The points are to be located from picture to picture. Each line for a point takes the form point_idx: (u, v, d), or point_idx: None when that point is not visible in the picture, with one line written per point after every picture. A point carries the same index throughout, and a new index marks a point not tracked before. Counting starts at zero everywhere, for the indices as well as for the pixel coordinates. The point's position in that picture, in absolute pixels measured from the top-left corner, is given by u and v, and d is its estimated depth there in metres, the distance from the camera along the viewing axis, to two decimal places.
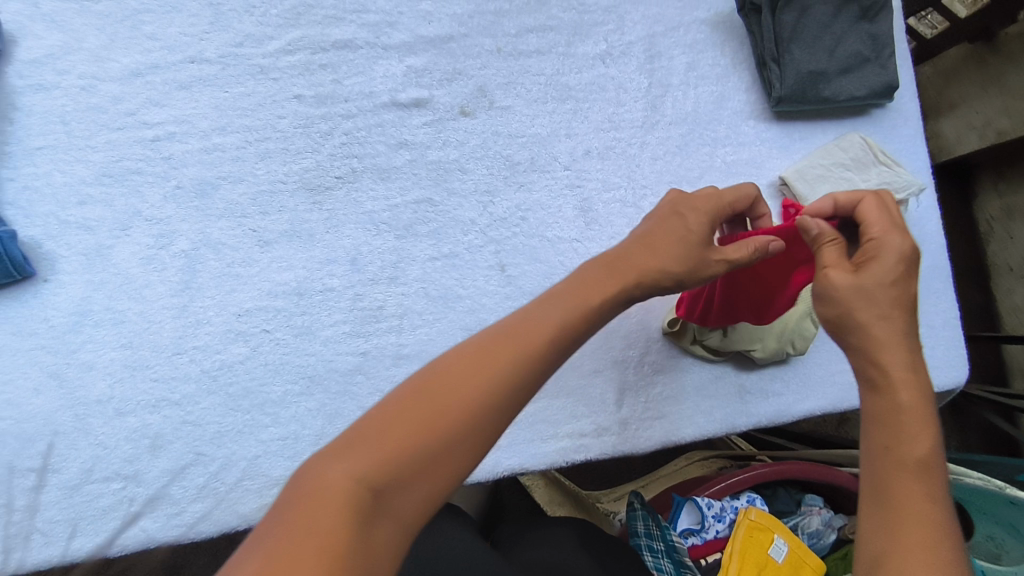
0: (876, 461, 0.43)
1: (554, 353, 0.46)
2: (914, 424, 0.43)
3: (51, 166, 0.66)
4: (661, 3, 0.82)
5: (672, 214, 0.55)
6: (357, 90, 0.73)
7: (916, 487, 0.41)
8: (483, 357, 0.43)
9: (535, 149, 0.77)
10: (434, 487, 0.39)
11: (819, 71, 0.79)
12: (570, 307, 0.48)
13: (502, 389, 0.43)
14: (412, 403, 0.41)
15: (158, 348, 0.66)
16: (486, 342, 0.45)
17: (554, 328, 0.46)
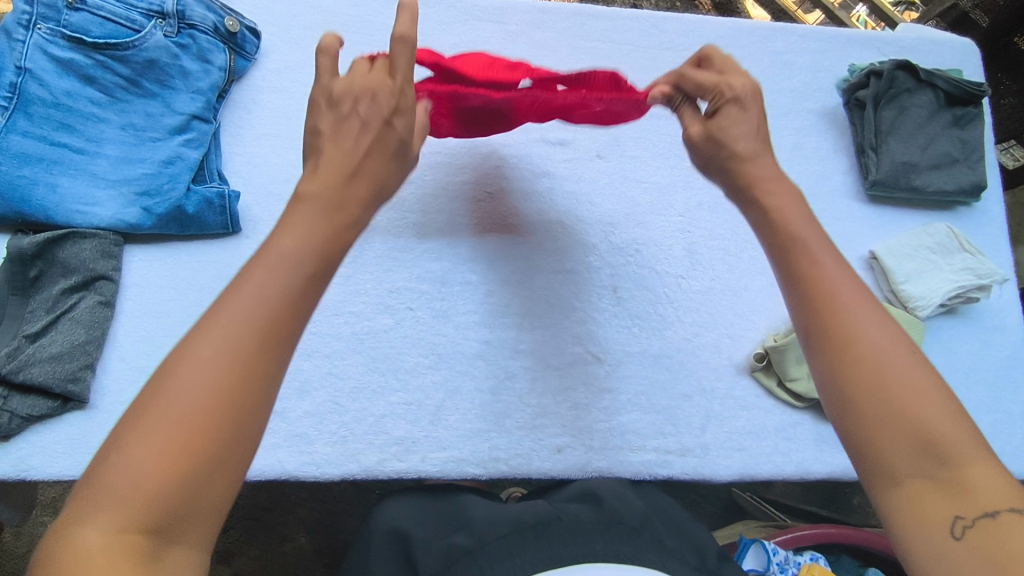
0: (828, 301, 0.52)
1: (311, 306, 0.47)
2: (863, 320, 0.50)
3: (271, 149, 0.81)
4: (775, 91, 0.95)
5: (338, 175, 0.51)
6: (515, 125, 0.88)
7: (874, 320, 0.51)
8: (209, 329, 0.42)
9: (655, 195, 0.88)
10: (225, 471, 0.40)
11: (912, 162, 0.88)
12: (307, 265, 0.47)
13: (259, 352, 0.43)
14: (184, 391, 0.40)
15: (321, 306, 0.78)
16: (227, 307, 0.43)
17: (280, 268, 0.46)
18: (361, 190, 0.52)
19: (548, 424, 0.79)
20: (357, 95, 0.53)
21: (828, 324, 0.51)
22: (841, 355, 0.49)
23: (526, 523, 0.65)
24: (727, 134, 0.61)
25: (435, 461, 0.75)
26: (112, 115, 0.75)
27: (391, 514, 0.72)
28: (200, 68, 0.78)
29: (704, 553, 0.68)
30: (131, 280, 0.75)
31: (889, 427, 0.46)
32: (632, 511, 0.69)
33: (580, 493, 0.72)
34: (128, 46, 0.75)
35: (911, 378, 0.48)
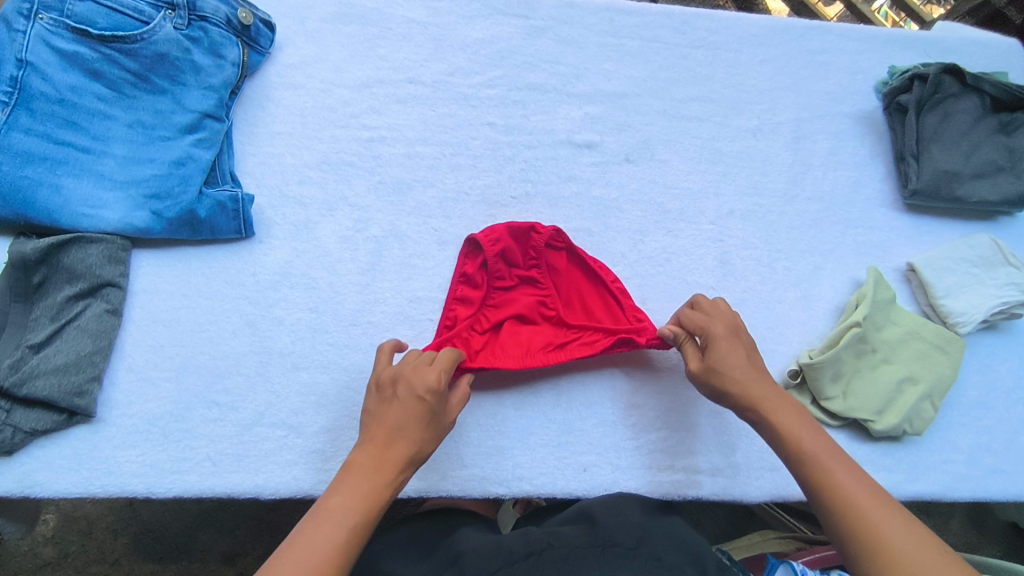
0: (833, 487, 0.58)
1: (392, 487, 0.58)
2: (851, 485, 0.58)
3: (285, 149, 0.77)
4: (811, 92, 0.91)
5: (376, 443, 0.60)
6: (540, 126, 0.83)
7: (882, 505, 0.56)
8: (303, 545, 0.52)
9: (686, 201, 0.84)
10: None
11: (955, 171, 0.84)
12: (377, 473, 0.58)
13: (340, 547, 0.53)
14: (292, 570, 0.50)
15: (338, 317, 0.74)
16: (332, 503, 0.55)
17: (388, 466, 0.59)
18: (400, 451, 0.60)
19: (573, 441, 0.75)
20: (397, 375, 0.63)
21: (832, 503, 0.57)
22: (859, 543, 0.54)
23: (517, 554, 0.63)
24: (728, 355, 0.68)
25: (457, 480, 0.72)
26: (119, 112, 0.72)
27: (387, 558, 0.69)
28: (213, 64, 0.74)
29: (706, 563, 0.62)
30: (139, 286, 0.72)
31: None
32: (626, 528, 0.66)
33: (575, 514, 0.70)
34: (137, 39, 0.71)
35: (929, 558, 0.52)
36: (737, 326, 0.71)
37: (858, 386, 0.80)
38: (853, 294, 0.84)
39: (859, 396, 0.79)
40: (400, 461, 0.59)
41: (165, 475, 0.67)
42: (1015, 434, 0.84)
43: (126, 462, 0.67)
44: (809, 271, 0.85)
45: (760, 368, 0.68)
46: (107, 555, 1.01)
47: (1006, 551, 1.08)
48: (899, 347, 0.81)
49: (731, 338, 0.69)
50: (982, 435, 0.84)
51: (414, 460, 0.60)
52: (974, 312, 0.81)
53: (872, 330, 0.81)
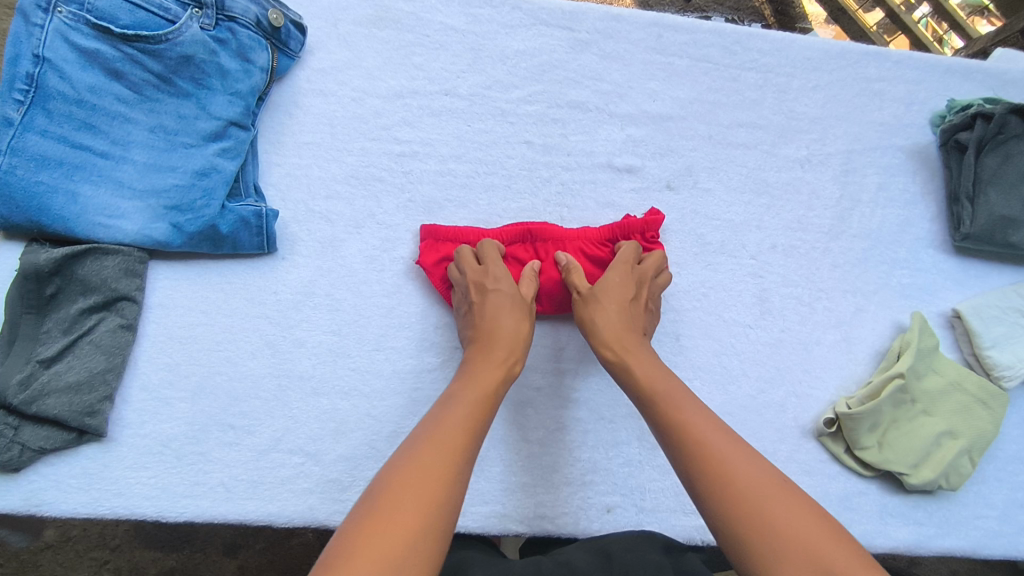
0: (697, 432, 0.55)
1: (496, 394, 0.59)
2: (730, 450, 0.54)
3: (312, 161, 0.74)
4: (864, 123, 0.87)
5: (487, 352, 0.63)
6: (579, 147, 0.79)
7: (737, 447, 0.54)
8: (437, 438, 0.51)
9: (727, 233, 0.81)
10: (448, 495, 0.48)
11: (1013, 217, 0.80)
12: (494, 385, 0.59)
13: (469, 442, 0.53)
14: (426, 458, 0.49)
15: (361, 341, 0.71)
16: (453, 411, 0.55)
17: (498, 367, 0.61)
18: (512, 323, 0.64)
19: (598, 481, 0.73)
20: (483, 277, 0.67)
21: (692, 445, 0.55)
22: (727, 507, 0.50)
23: None
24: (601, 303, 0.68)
25: (475, 517, 0.69)
26: (141, 115, 0.68)
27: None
28: (240, 68, 0.71)
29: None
30: (155, 300, 0.69)
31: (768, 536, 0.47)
32: (642, 566, 0.55)
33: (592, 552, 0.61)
34: (161, 39, 0.67)
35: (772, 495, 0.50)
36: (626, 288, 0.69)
37: (896, 437, 0.77)
38: (896, 339, 0.80)
39: (896, 448, 0.76)
40: (522, 333, 0.65)
41: (177, 499, 0.64)
42: None
43: (137, 484, 0.64)
44: (851, 312, 0.82)
45: (637, 329, 0.68)
46: (108, 541, 0.96)
47: None
48: (940, 399, 0.78)
49: (614, 286, 0.69)
50: (1019, 492, 0.80)
51: (516, 336, 0.64)
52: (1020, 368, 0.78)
53: (913, 380, 0.78)
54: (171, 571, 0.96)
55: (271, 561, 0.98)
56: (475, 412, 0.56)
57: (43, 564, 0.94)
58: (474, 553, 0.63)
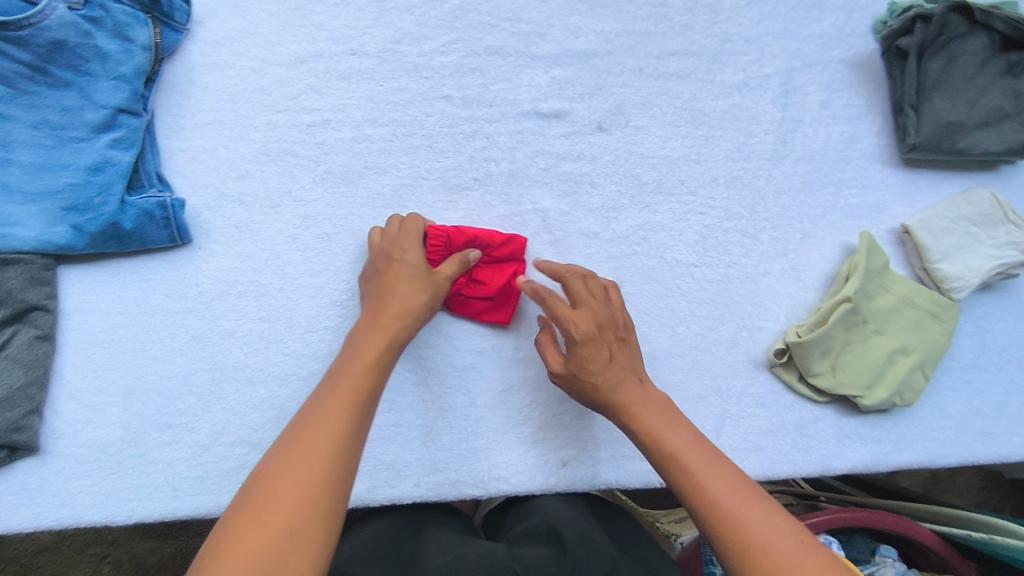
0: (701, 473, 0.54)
1: (385, 361, 0.57)
2: (705, 465, 0.54)
3: (217, 141, 0.70)
4: (802, 38, 0.82)
5: (382, 313, 0.60)
6: (502, 96, 0.75)
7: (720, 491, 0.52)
8: (313, 429, 0.49)
9: (664, 170, 0.78)
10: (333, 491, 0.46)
11: (959, 122, 0.77)
12: (368, 377, 0.54)
13: (343, 450, 0.48)
14: (274, 479, 0.45)
15: (293, 324, 0.69)
16: (323, 416, 0.50)
17: (382, 349, 0.57)
18: (409, 287, 0.61)
19: (551, 437, 0.72)
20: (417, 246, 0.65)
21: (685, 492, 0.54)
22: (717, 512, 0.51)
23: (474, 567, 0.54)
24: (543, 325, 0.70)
25: (430, 486, 0.69)
26: (20, 112, 0.63)
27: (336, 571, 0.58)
28: (120, 48, 0.65)
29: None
30: (70, 306, 0.66)
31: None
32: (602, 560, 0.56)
33: (543, 525, 0.63)
34: (23, 26, 0.61)
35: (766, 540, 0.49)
36: (609, 322, 0.64)
37: (849, 365, 0.76)
38: (844, 263, 0.79)
39: (850, 376, 0.75)
40: (418, 311, 0.61)
41: (123, 503, 0.64)
42: (1007, 395, 0.81)
43: (79, 493, 0.63)
44: (797, 240, 0.80)
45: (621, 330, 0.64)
46: (105, 535, 0.96)
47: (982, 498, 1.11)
48: (892, 317, 0.77)
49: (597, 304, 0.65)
50: (972, 400, 0.81)
51: (417, 313, 0.61)
52: (962, 274, 0.77)
53: (863, 301, 0.76)
54: (172, 557, 0.95)
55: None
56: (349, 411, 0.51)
57: (44, 565, 0.95)
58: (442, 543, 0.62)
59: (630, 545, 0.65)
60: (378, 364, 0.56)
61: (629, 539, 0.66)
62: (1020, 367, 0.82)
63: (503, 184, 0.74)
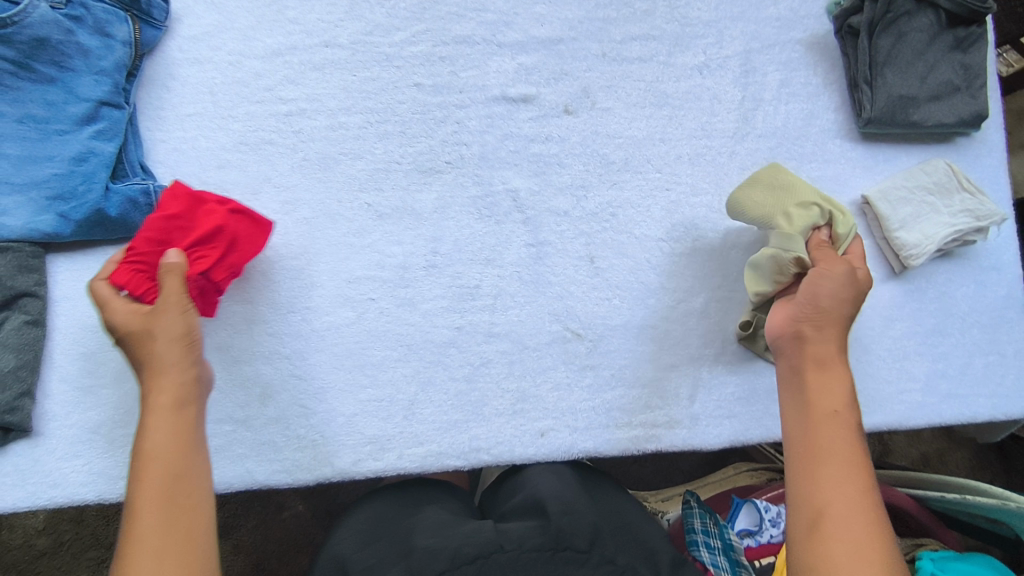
0: (828, 484, 0.56)
1: (186, 419, 0.57)
2: (837, 479, 0.56)
3: (198, 132, 0.72)
4: (759, 21, 0.86)
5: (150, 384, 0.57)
6: (471, 82, 0.78)
7: (839, 480, 0.56)
8: (138, 528, 0.51)
9: (631, 150, 0.81)
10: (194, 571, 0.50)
11: (911, 96, 0.81)
12: (175, 447, 0.55)
13: (184, 525, 0.52)
14: None
15: (275, 306, 0.72)
16: (139, 512, 0.52)
17: (165, 423, 0.56)
18: (164, 344, 0.58)
19: (528, 408, 0.75)
20: (167, 300, 0.59)
21: (804, 444, 0.60)
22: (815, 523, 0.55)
23: (466, 556, 0.56)
24: (817, 297, 0.67)
25: (412, 458, 0.71)
26: (5, 107, 0.66)
27: (338, 539, 0.62)
28: (101, 44, 0.68)
29: (657, 560, 0.59)
30: (59, 293, 0.68)
31: (818, 547, 0.53)
32: (584, 528, 0.58)
33: (529, 502, 0.63)
34: (8, 23, 0.64)
35: (856, 537, 0.53)
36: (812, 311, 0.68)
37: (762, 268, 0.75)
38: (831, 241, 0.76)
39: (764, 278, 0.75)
40: (190, 343, 0.59)
41: (113, 481, 0.66)
42: (970, 357, 0.84)
43: (71, 472, 0.66)
44: None
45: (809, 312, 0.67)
46: (104, 540, 0.97)
47: (962, 468, 1.13)
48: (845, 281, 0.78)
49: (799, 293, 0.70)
50: (937, 363, 0.83)
51: (187, 366, 0.59)
52: (791, 204, 0.75)
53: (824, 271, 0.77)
54: None
55: (265, 537, 1.02)
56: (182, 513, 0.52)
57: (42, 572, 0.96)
58: (433, 506, 0.65)
59: (614, 501, 0.66)
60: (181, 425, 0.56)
61: (610, 502, 0.66)
62: (983, 330, 0.85)
63: (475, 166, 0.77)
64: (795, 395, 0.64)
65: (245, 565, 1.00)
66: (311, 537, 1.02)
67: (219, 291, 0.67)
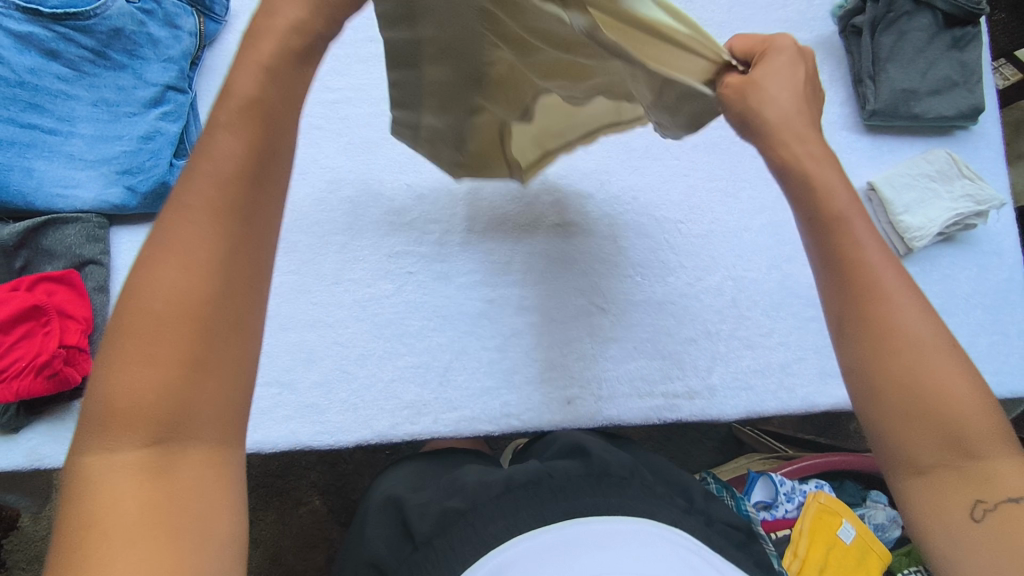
0: (869, 282, 0.47)
1: (246, 174, 0.42)
2: (885, 275, 0.47)
3: None
4: (769, 22, 0.93)
5: None
6: None
7: (889, 277, 0.47)
8: (153, 281, 0.38)
9: (651, 139, 0.87)
10: (229, 339, 0.39)
11: (912, 89, 0.87)
12: (229, 198, 0.41)
13: (232, 278, 0.40)
14: (152, 322, 0.38)
15: (320, 277, 0.76)
16: (171, 251, 0.39)
17: (183, 242, 0.39)
18: None
19: (556, 376, 0.78)
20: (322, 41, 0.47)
21: (836, 251, 0.48)
22: (873, 331, 0.46)
23: (517, 480, 0.61)
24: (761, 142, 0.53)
25: (447, 422, 0.75)
26: (81, 91, 0.72)
27: (388, 484, 0.69)
28: (169, 35, 0.75)
29: (690, 494, 0.66)
30: (121, 262, 0.73)
31: (886, 354, 0.45)
32: (620, 460, 0.65)
33: (565, 447, 0.68)
34: (90, 15, 0.71)
35: (920, 333, 0.46)
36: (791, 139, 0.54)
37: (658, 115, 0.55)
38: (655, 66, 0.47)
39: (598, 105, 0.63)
40: None
41: None
42: (976, 337, 0.87)
43: None
44: (774, 199, 0.88)
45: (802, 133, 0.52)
46: None
47: None
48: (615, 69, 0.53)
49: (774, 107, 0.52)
50: None
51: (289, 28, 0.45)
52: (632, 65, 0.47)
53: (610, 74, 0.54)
54: None
55: (282, 533, 1.04)
56: (207, 292, 0.39)
57: None
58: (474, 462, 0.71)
59: (642, 454, 0.73)
60: (236, 200, 0.41)
61: (639, 453, 0.73)
62: (987, 311, 0.88)
63: None
64: (812, 200, 0.49)
65: (264, 556, 1.03)
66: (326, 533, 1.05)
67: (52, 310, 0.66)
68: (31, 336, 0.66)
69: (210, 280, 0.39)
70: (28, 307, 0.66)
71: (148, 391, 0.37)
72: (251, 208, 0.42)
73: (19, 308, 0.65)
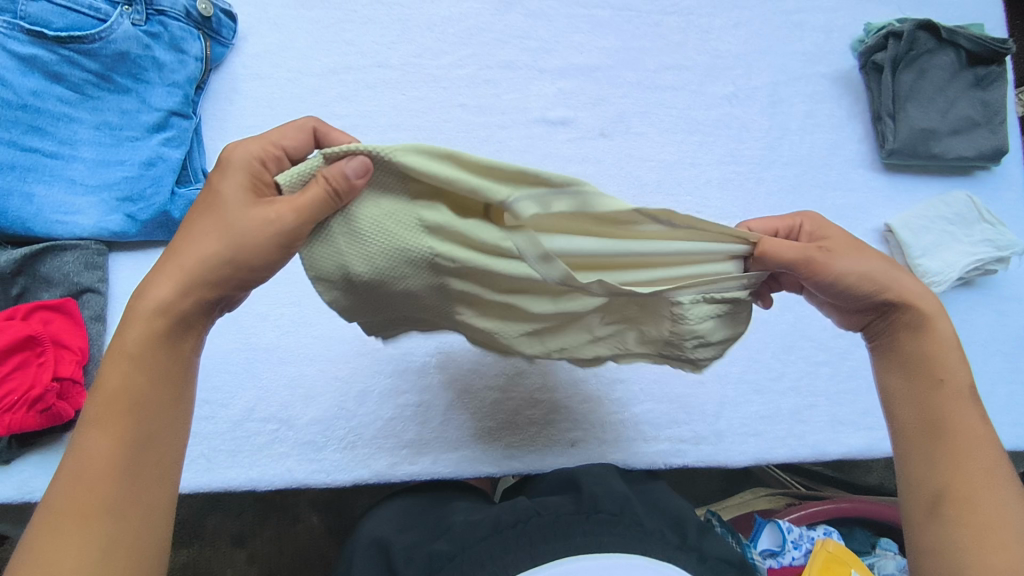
0: (938, 404, 0.53)
1: (200, 273, 0.47)
2: (955, 403, 0.52)
3: None
4: (787, 54, 0.90)
5: None
6: (513, 105, 0.82)
7: (957, 406, 0.52)
8: (120, 377, 0.46)
9: (663, 173, 0.84)
10: (173, 432, 0.47)
11: (931, 129, 0.84)
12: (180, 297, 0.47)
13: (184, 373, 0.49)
14: (113, 407, 0.45)
15: (321, 310, 0.75)
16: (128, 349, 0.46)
17: (144, 346, 0.46)
18: None
19: (560, 418, 0.77)
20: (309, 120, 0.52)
21: (921, 368, 0.53)
22: (938, 442, 0.52)
23: (504, 522, 0.58)
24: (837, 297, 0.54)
25: (447, 463, 0.73)
26: (84, 114, 0.71)
27: (371, 526, 0.66)
28: (175, 59, 0.73)
29: (684, 527, 0.61)
30: (119, 290, 0.72)
31: (942, 465, 0.51)
32: (611, 496, 0.62)
33: (561, 484, 0.67)
34: (95, 38, 0.69)
35: (981, 461, 0.51)
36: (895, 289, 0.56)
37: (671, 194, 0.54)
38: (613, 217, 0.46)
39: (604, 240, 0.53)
40: None
41: None
42: (993, 385, 0.85)
43: None
44: None
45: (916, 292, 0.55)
46: None
47: None
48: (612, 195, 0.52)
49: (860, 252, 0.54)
50: None
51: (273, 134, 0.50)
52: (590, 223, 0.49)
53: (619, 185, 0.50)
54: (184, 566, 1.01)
55: (280, 550, 1.02)
56: (134, 425, 0.45)
57: None
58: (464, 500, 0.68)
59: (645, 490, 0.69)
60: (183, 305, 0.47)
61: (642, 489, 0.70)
62: (1004, 359, 0.86)
63: None
64: (911, 332, 0.54)
65: (258, 574, 1.01)
66: (325, 556, 1.02)
67: (49, 341, 0.65)
68: (26, 367, 0.64)
69: (140, 408, 0.46)
70: (23, 338, 0.64)
71: (107, 476, 0.44)
72: (198, 314, 0.49)
73: (15, 340, 0.63)
